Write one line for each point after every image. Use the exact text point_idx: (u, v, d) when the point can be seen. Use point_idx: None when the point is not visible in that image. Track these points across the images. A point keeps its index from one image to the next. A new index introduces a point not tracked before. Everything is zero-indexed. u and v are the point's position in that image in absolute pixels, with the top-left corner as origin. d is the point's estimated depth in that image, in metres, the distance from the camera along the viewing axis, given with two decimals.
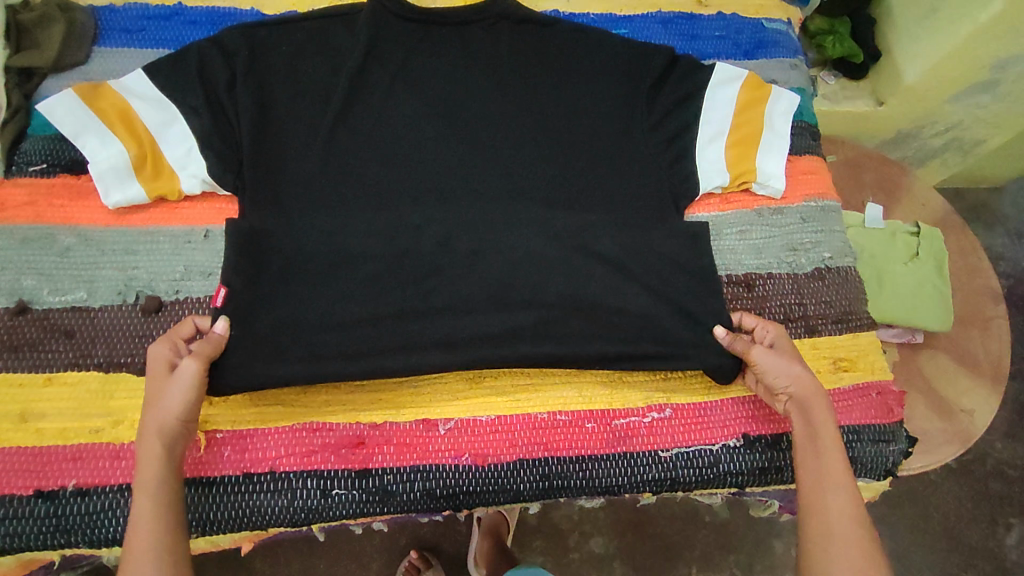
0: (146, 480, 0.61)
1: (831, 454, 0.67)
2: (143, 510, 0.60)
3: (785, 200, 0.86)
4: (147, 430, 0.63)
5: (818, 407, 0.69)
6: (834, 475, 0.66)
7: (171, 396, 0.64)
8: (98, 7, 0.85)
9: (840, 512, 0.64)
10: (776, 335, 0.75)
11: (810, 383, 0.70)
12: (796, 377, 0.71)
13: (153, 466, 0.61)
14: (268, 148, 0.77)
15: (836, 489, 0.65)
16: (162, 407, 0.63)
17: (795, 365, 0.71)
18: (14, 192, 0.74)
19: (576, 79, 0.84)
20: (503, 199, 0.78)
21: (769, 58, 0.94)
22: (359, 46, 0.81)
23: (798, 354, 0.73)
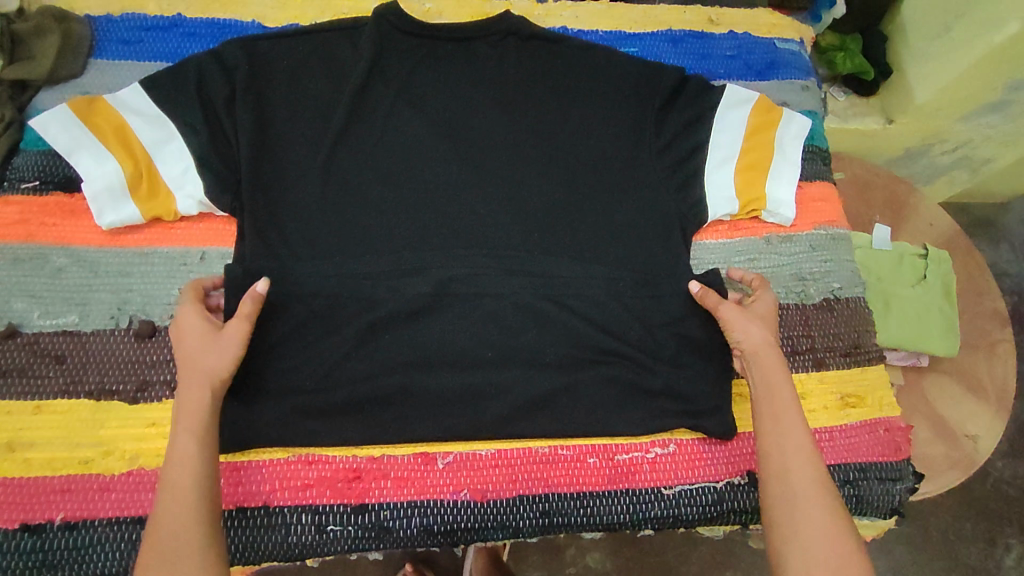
0: (191, 423, 0.61)
1: (790, 414, 0.66)
2: (184, 449, 0.60)
3: (794, 227, 0.84)
4: (193, 380, 0.63)
5: (774, 368, 0.69)
6: (794, 433, 0.65)
7: (220, 350, 0.64)
8: (94, 16, 0.83)
9: (801, 472, 0.63)
10: (761, 296, 0.75)
11: (766, 342, 0.71)
12: (756, 337, 0.71)
13: (200, 410, 0.62)
14: (267, 169, 0.75)
15: (798, 448, 0.64)
16: (211, 361, 0.64)
17: (755, 324, 0.72)
18: (4, 210, 0.72)
19: (581, 101, 0.83)
20: (505, 222, 0.77)
21: (780, 79, 0.92)
22: (363, 63, 0.80)
23: (766, 316, 0.74)
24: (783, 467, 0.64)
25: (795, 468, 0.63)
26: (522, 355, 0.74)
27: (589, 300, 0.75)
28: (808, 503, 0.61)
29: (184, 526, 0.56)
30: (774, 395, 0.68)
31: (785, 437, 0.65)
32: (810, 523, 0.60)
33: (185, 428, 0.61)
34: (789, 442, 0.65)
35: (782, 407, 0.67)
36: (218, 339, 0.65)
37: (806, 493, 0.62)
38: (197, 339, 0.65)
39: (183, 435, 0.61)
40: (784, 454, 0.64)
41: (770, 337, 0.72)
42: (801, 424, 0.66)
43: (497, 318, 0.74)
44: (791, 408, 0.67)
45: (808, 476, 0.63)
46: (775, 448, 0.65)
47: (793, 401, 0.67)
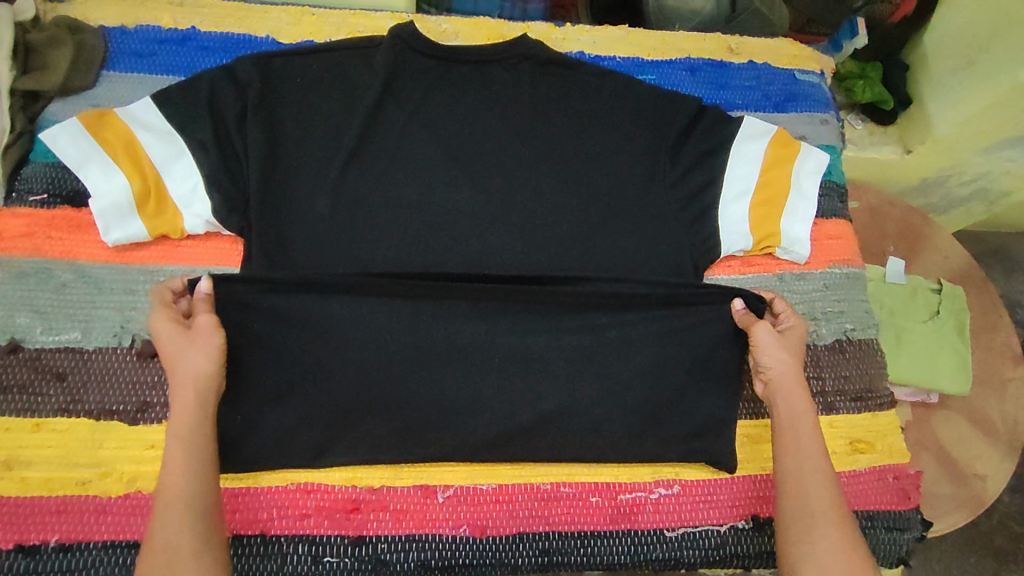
0: (180, 426, 0.61)
1: (808, 439, 0.67)
2: (174, 453, 0.60)
3: (808, 265, 0.83)
4: (177, 383, 0.64)
5: (796, 393, 0.70)
6: (813, 458, 0.66)
7: (201, 351, 0.65)
8: (108, 27, 0.82)
9: (820, 496, 0.64)
10: (793, 326, 0.74)
11: (792, 368, 0.71)
12: (781, 361, 0.71)
13: (188, 412, 0.62)
14: (276, 188, 0.74)
15: (817, 471, 0.65)
16: (194, 362, 0.64)
17: (783, 350, 0.72)
18: (12, 222, 0.72)
19: (595, 128, 0.82)
20: (514, 249, 0.76)
21: (799, 112, 0.91)
22: (376, 84, 0.79)
23: (796, 341, 0.73)
24: (806, 493, 0.64)
25: (816, 492, 0.64)
26: (527, 386, 0.72)
27: (595, 333, 0.74)
28: (830, 529, 0.62)
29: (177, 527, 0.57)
30: (792, 421, 0.68)
31: (804, 462, 0.66)
32: (830, 551, 0.61)
33: (175, 429, 0.62)
34: (809, 468, 0.65)
35: (800, 432, 0.67)
36: (195, 340, 0.65)
37: (823, 518, 0.63)
38: (172, 341, 0.65)
39: (173, 439, 0.61)
40: (804, 479, 0.65)
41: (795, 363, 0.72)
42: (821, 450, 0.67)
43: (503, 347, 0.73)
44: (811, 433, 0.67)
45: (828, 502, 0.64)
46: (798, 475, 0.65)
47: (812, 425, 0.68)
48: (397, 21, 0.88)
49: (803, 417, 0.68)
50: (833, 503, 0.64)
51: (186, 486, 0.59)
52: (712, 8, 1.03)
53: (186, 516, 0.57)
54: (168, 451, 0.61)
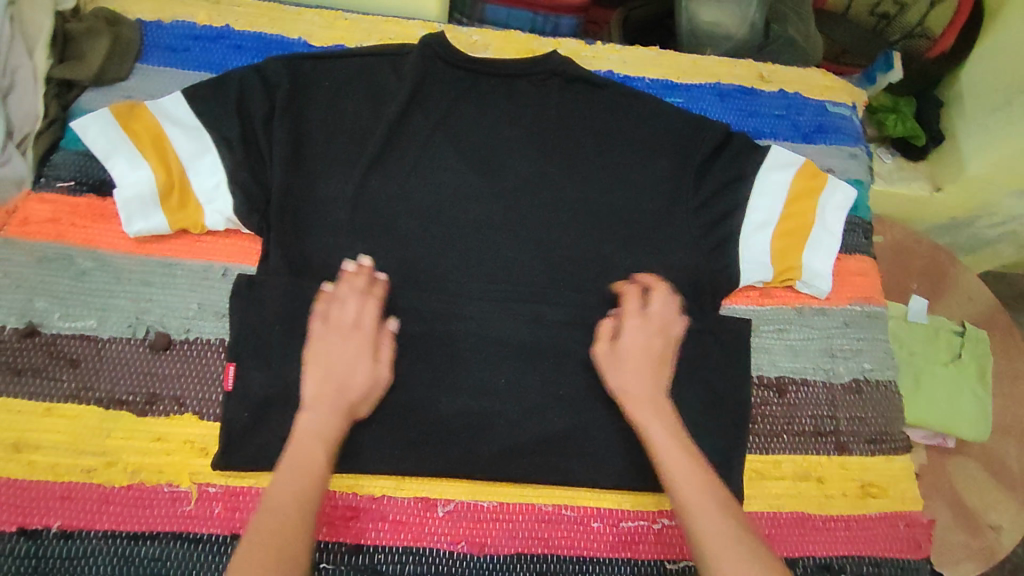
0: (329, 435, 0.64)
1: (680, 455, 0.64)
2: (314, 456, 0.62)
3: (830, 300, 0.81)
4: (337, 400, 0.66)
5: (652, 418, 0.67)
6: (686, 480, 0.63)
7: (363, 388, 0.67)
8: (144, 21, 0.83)
9: (708, 521, 0.60)
10: (640, 327, 0.72)
11: (643, 391, 0.69)
12: (632, 374, 0.70)
13: (335, 429, 0.65)
14: (297, 189, 0.75)
15: (695, 496, 0.61)
16: (358, 389, 0.67)
17: (612, 368, 0.71)
18: (39, 207, 0.73)
19: (619, 150, 0.82)
20: (530, 265, 0.76)
21: (828, 143, 0.90)
22: (404, 92, 0.80)
23: (643, 356, 0.71)
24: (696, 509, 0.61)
25: (700, 507, 0.61)
26: (533, 404, 0.72)
27: (605, 355, 0.74)
28: (726, 543, 0.58)
29: (293, 519, 0.57)
30: (659, 443, 0.66)
31: (684, 484, 0.62)
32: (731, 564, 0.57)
33: (322, 436, 0.64)
34: (687, 482, 0.63)
35: (670, 456, 0.64)
36: (370, 373, 0.68)
37: (717, 540, 0.58)
38: (345, 361, 0.68)
39: (318, 443, 0.63)
40: (690, 501, 0.61)
41: (652, 374, 0.70)
42: (695, 470, 0.63)
43: (512, 364, 0.72)
44: (680, 448, 0.65)
45: (716, 514, 0.60)
46: (680, 492, 0.62)
47: (679, 441, 0.66)
48: (428, 29, 0.88)
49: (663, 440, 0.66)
50: (721, 514, 0.60)
51: (299, 491, 0.60)
52: (745, 34, 1.00)
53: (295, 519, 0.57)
54: (302, 450, 0.62)
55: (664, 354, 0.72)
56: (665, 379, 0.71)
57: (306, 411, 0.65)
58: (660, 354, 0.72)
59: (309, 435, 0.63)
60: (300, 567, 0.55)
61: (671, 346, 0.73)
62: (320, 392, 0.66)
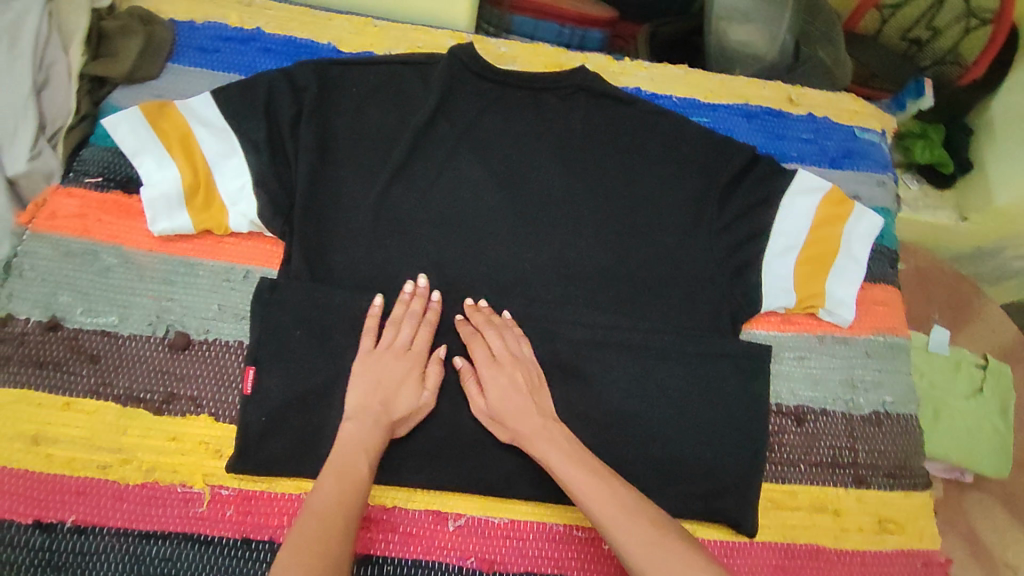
0: (371, 448, 0.64)
1: (582, 476, 0.63)
2: (358, 466, 0.62)
3: (852, 330, 0.80)
4: (382, 416, 0.66)
5: (552, 450, 0.65)
6: (601, 500, 0.61)
7: (405, 408, 0.67)
8: (178, 21, 0.83)
9: (631, 535, 0.58)
10: (498, 371, 0.70)
11: (538, 432, 0.67)
12: (514, 415, 0.68)
13: (377, 444, 0.65)
14: (322, 195, 0.75)
15: (612, 514, 0.59)
16: (400, 410, 0.67)
17: (501, 416, 0.68)
18: (66, 201, 0.74)
19: (644, 169, 0.82)
20: (549, 281, 0.76)
21: (856, 170, 0.89)
22: (430, 101, 0.80)
23: (513, 395, 0.69)
24: (611, 520, 0.59)
25: (613, 516, 0.59)
26: None
27: (620, 373, 0.73)
28: (646, 544, 0.57)
29: (338, 521, 0.57)
30: (566, 472, 0.63)
31: (600, 504, 0.60)
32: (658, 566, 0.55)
33: (364, 449, 0.64)
34: (595, 496, 0.61)
35: (580, 480, 0.62)
36: (413, 396, 0.68)
37: (643, 548, 0.56)
38: (393, 381, 0.68)
39: (363, 454, 0.63)
40: (609, 517, 0.59)
41: (536, 409, 0.69)
42: (604, 486, 0.62)
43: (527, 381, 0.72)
44: (583, 470, 0.63)
45: (632, 522, 0.59)
46: (593, 509, 0.61)
47: (575, 459, 0.64)
48: (456, 39, 0.87)
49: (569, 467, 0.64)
50: (633, 519, 0.59)
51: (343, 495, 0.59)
52: (776, 55, 0.99)
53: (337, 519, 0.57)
54: (348, 459, 0.63)
55: (536, 384, 0.71)
56: (549, 407, 0.70)
57: (353, 421, 0.65)
58: (529, 386, 0.70)
59: (352, 443, 0.64)
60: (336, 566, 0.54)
61: (536, 376, 0.71)
62: (365, 405, 0.66)
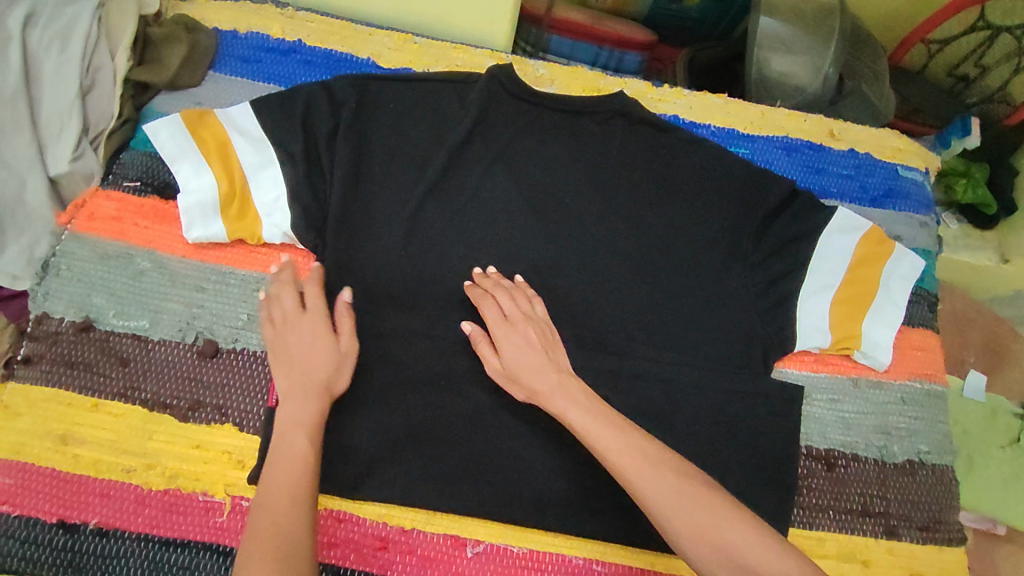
0: (306, 422, 0.63)
1: (599, 428, 0.62)
2: (297, 447, 0.62)
3: (888, 373, 0.79)
4: (308, 384, 0.66)
5: (567, 403, 0.65)
6: (621, 451, 0.61)
7: (330, 367, 0.67)
8: (221, 30, 0.82)
9: (657, 485, 0.58)
10: (512, 330, 0.70)
11: (550, 388, 0.66)
12: (528, 373, 0.68)
13: (310, 410, 0.64)
14: (355, 209, 0.76)
15: (634, 464, 0.60)
16: (324, 369, 0.67)
17: (514, 375, 0.68)
18: (105, 204, 0.75)
19: (678, 198, 0.82)
20: (580, 310, 0.77)
21: (896, 209, 0.87)
22: (467, 120, 0.80)
23: (525, 352, 0.69)
24: (637, 471, 0.59)
25: (638, 469, 0.59)
26: (571, 449, 0.71)
27: (640, 401, 0.74)
28: (673, 494, 0.57)
29: (288, 516, 0.57)
30: (583, 425, 0.63)
31: (621, 457, 0.60)
32: (686, 517, 0.56)
33: (297, 421, 0.63)
34: (619, 449, 0.61)
35: (598, 434, 0.62)
36: (333, 350, 0.68)
37: (670, 495, 0.57)
38: (309, 347, 0.68)
39: (298, 432, 0.63)
40: (633, 469, 0.59)
41: (550, 365, 0.68)
42: (622, 436, 0.62)
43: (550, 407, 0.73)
44: (599, 421, 0.63)
45: (653, 470, 0.59)
46: (616, 460, 0.60)
47: (595, 413, 0.64)
48: (496, 60, 0.87)
49: (584, 422, 0.63)
50: (659, 471, 0.59)
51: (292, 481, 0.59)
52: (817, 88, 0.97)
53: (287, 510, 0.58)
54: (285, 443, 0.62)
55: (548, 339, 0.71)
56: (563, 362, 0.70)
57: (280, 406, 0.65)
58: (542, 343, 0.70)
59: (287, 423, 0.63)
60: (302, 560, 0.55)
61: (549, 333, 0.71)
62: (290, 383, 0.66)
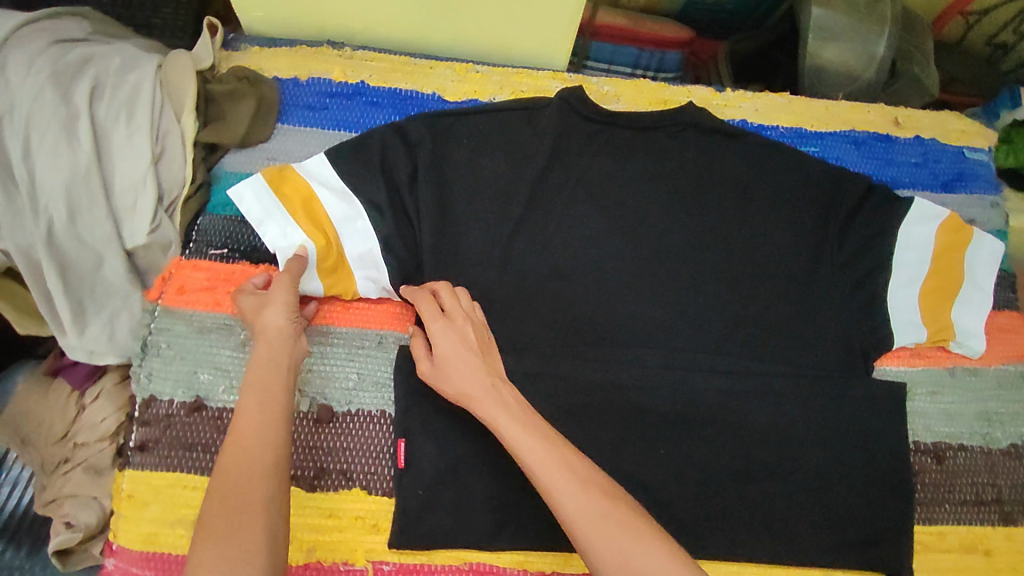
0: (258, 380, 0.60)
1: (527, 437, 0.58)
2: (250, 405, 0.57)
3: (981, 360, 0.83)
4: (259, 336, 0.64)
5: (499, 408, 0.60)
6: (548, 464, 0.56)
7: (274, 315, 0.65)
8: (281, 78, 0.80)
9: (582, 506, 0.54)
10: (449, 326, 0.65)
11: (482, 390, 0.61)
12: (459, 373, 0.63)
13: (265, 366, 0.61)
14: (448, 254, 0.75)
15: (560, 479, 0.55)
16: (272, 317, 0.64)
17: (442, 375, 0.64)
18: (194, 275, 0.73)
19: (759, 208, 0.82)
20: (681, 331, 0.78)
21: (967, 193, 0.90)
22: (545, 149, 0.79)
23: (457, 352, 0.64)
24: (566, 488, 0.55)
25: (563, 484, 0.55)
26: (695, 474, 0.74)
27: (748, 414, 0.76)
28: (597, 519, 0.53)
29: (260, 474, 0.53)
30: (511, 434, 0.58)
31: (547, 471, 0.55)
32: (611, 544, 0.52)
33: (252, 380, 0.60)
34: (549, 462, 0.56)
35: (525, 445, 0.57)
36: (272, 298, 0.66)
37: (593, 519, 0.53)
38: (252, 303, 0.67)
39: (251, 393, 0.59)
40: (558, 484, 0.55)
41: (484, 365, 0.64)
42: (554, 448, 0.57)
43: (662, 431, 0.75)
44: (527, 430, 0.58)
45: (581, 490, 0.55)
46: (541, 475, 0.56)
47: (527, 424, 0.59)
48: (560, 81, 0.86)
49: (512, 430, 0.58)
50: (588, 491, 0.55)
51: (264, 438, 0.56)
52: (872, 74, 0.97)
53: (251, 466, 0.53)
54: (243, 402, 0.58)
55: (484, 341, 0.66)
56: (497, 366, 0.65)
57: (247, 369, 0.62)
58: (479, 343, 0.65)
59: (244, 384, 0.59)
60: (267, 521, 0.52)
61: (485, 336, 0.67)
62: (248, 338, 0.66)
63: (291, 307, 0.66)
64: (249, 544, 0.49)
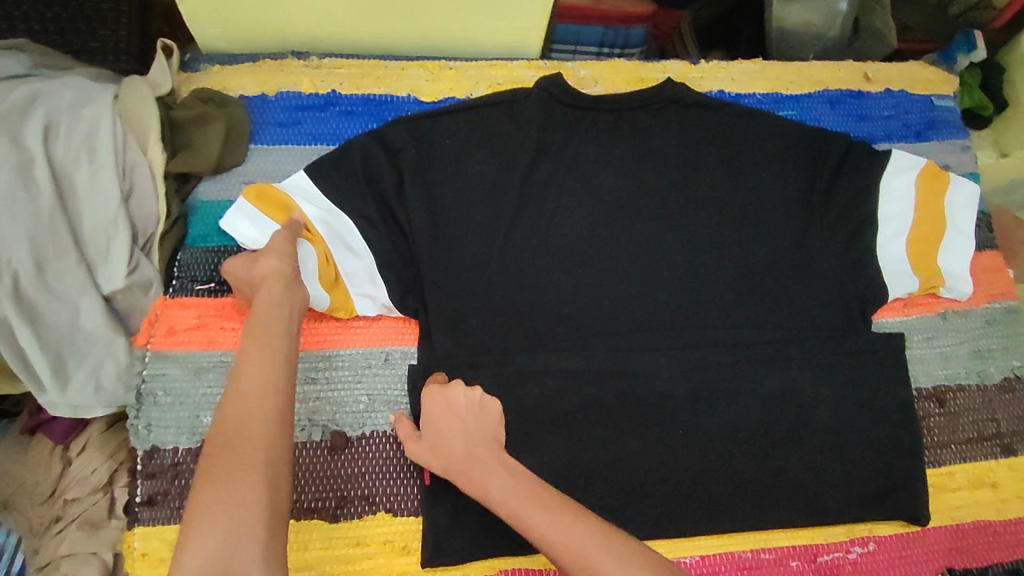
0: (258, 324, 0.58)
1: (529, 513, 0.56)
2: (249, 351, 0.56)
3: (970, 301, 0.86)
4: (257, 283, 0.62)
5: (489, 474, 0.59)
6: (559, 540, 0.54)
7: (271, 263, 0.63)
8: (249, 96, 0.76)
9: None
10: (439, 397, 0.64)
11: (470, 459, 0.61)
12: (447, 446, 0.62)
13: (267, 311, 0.59)
14: (446, 260, 0.73)
15: (575, 554, 0.53)
16: (267, 264, 0.63)
17: (432, 450, 0.63)
18: (181, 313, 0.69)
19: (747, 178, 0.82)
20: (686, 309, 0.78)
21: (939, 139, 0.92)
22: (531, 141, 0.77)
23: (447, 424, 0.63)
24: (583, 566, 0.52)
25: (578, 558, 0.53)
26: (718, 449, 0.75)
27: (762, 382, 0.77)
28: None
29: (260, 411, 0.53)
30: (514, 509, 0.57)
31: (560, 546, 0.54)
32: None
33: (253, 324, 0.59)
34: (562, 539, 0.54)
35: (531, 520, 0.55)
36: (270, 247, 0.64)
37: None
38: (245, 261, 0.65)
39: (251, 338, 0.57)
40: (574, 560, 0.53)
41: (476, 434, 0.62)
42: (563, 521, 0.55)
43: (681, 411, 0.75)
44: (527, 503, 0.56)
45: (598, 558, 0.52)
46: (556, 551, 0.54)
47: (524, 495, 0.57)
48: (535, 70, 0.84)
49: (507, 494, 0.58)
50: (603, 560, 0.52)
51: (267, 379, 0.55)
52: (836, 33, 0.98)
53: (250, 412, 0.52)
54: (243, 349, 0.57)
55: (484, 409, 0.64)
56: (497, 431, 0.63)
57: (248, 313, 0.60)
58: (472, 415, 0.63)
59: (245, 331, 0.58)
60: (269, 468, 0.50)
61: (484, 402, 0.64)
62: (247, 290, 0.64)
63: (289, 254, 0.64)
64: (249, 494, 0.49)
